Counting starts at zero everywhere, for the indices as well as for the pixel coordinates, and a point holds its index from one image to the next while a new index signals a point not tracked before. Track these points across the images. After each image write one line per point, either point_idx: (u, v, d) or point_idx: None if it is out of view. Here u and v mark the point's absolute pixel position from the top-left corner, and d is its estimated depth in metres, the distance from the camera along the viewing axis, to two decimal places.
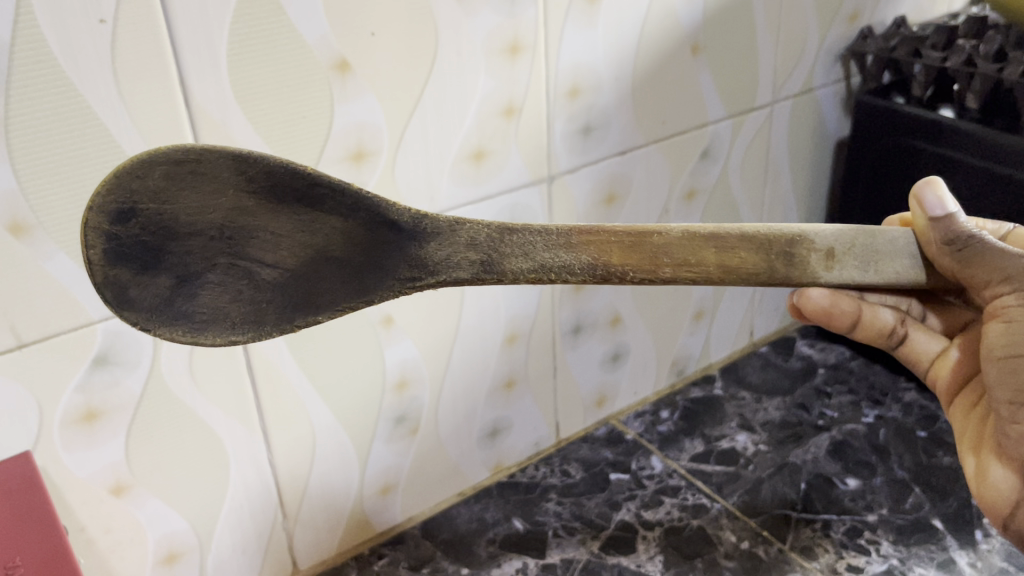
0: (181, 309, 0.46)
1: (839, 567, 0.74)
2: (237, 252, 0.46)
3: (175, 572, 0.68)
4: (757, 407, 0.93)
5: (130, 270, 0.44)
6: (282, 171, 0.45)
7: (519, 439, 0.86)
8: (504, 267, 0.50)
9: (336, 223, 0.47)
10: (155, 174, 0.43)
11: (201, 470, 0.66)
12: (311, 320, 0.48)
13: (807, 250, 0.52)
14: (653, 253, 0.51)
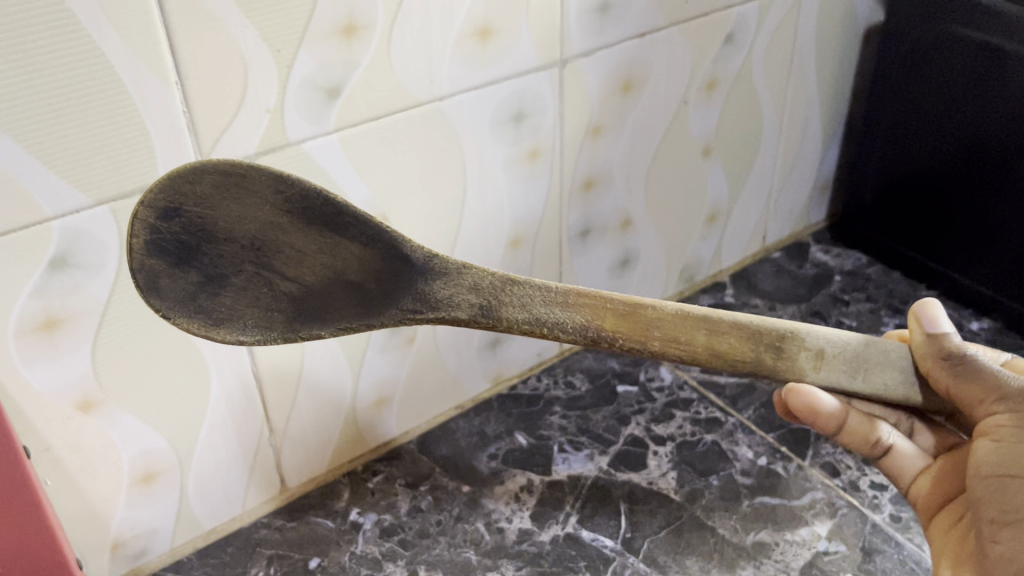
0: (204, 307, 0.45)
1: (863, 484, 0.70)
2: (263, 263, 0.45)
3: (153, 493, 0.63)
4: (771, 315, 0.88)
5: (165, 262, 0.44)
6: (317, 195, 0.46)
7: (521, 349, 0.80)
8: (500, 313, 0.47)
9: (358, 250, 0.47)
10: (204, 181, 0.44)
11: (180, 386, 0.60)
12: (314, 333, 0.46)
13: (798, 347, 0.48)
14: (645, 325, 0.47)
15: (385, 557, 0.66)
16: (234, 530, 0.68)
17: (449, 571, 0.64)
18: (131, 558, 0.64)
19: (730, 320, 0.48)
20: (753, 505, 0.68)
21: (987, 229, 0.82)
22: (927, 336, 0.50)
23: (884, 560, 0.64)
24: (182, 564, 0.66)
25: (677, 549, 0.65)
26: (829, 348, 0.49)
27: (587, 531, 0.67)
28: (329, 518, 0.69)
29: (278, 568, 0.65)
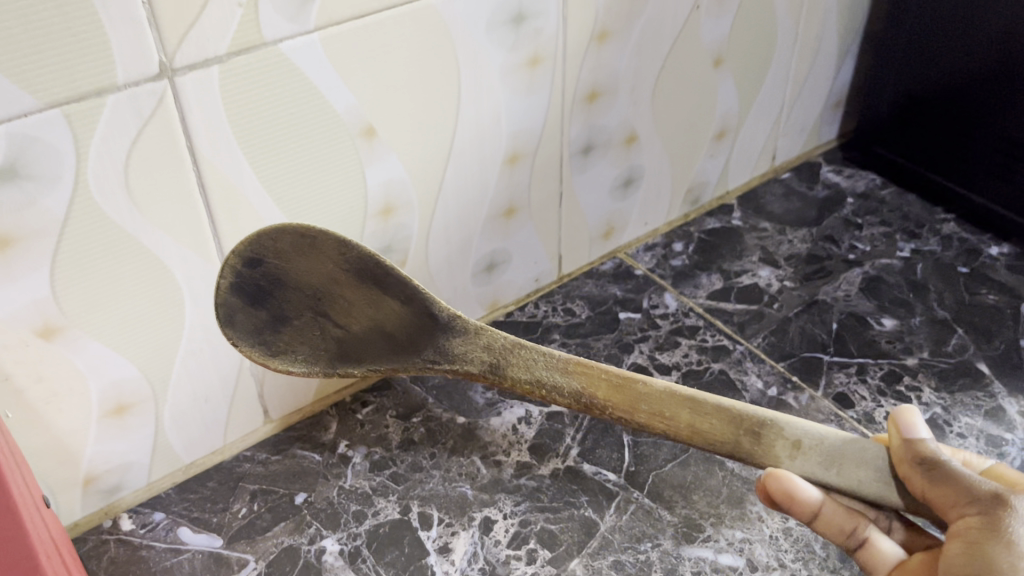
0: (267, 340, 0.53)
1: (878, 415, 0.66)
2: (321, 309, 0.54)
3: (127, 426, 0.58)
4: (780, 239, 0.83)
5: (241, 300, 0.53)
6: (371, 259, 0.55)
7: (518, 273, 0.75)
8: (507, 369, 0.53)
9: (396, 307, 0.55)
10: (283, 240, 0.53)
11: (152, 312, 0.55)
12: (350, 372, 0.55)
13: (774, 435, 0.48)
14: (634, 398, 0.50)
15: (375, 491, 0.62)
16: (215, 463, 0.64)
17: (444, 506, 0.61)
18: (105, 494, 0.60)
19: (712, 408, 0.49)
20: None
21: (1011, 143, 0.77)
22: (902, 441, 0.45)
23: None
24: (160, 499, 0.62)
25: (684, 483, 0.62)
26: (807, 438, 0.48)
27: (589, 465, 0.63)
28: (316, 451, 0.65)
29: (262, 503, 0.62)
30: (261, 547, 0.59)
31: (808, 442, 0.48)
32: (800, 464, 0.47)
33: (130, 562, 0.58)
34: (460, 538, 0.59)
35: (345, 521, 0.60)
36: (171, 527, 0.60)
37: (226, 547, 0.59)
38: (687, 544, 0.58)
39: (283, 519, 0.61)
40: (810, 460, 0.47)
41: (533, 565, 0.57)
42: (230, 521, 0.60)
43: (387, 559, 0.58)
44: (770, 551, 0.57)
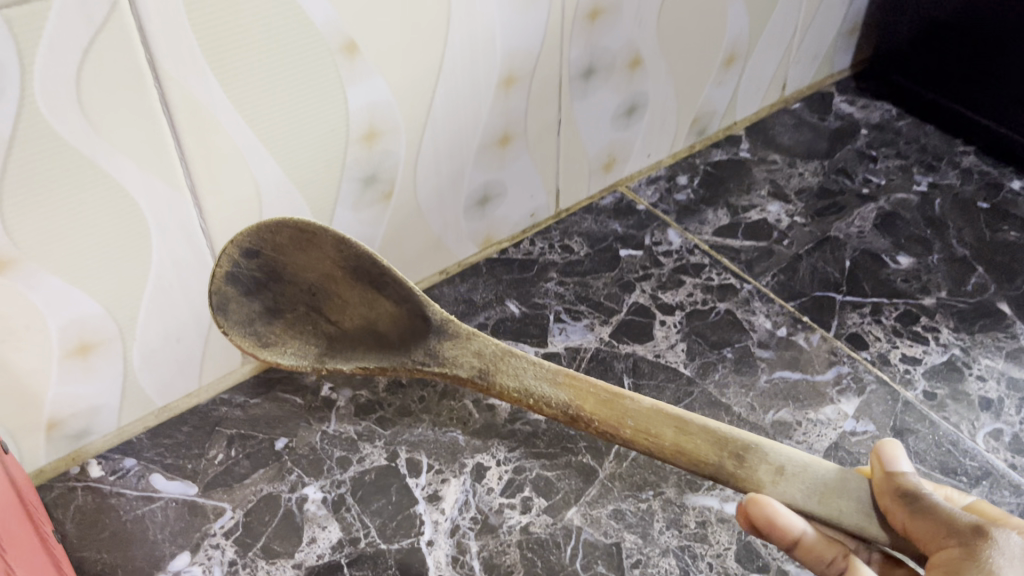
0: (259, 331, 0.50)
1: (893, 358, 0.63)
2: (315, 305, 0.51)
3: (92, 367, 0.54)
4: (790, 172, 0.79)
5: (236, 289, 0.50)
6: (369, 258, 0.51)
7: (513, 208, 0.71)
8: (495, 377, 0.49)
9: (391, 307, 0.52)
10: (281, 233, 0.50)
11: (115, 245, 0.51)
12: (337, 368, 0.51)
13: (758, 460, 0.43)
14: (622, 411, 0.46)
15: (361, 437, 0.59)
16: (190, 407, 0.60)
17: (434, 453, 0.57)
18: (72, 439, 0.56)
19: (699, 428, 0.44)
20: (771, 381, 0.61)
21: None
22: (883, 473, 0.42)
23: (917, 441, 0.58)
24: (131, 445, 0.58)
25: None
26: (790, 465, 0.43)
27: None
28: (298, 394, 0.61)
29: (240, 449, 0.58)
30: (239, 495, 0.55)
31: (791, 468, 0.43)
32: (784, 491, 0.43)
33: (99, 512, 0.55)
34: (450, 486, 0.56)
35: (328, 468, 0.57)
36: (142, 475, 0.56)
37: (201, 495, 0.55)
38: (691, 493, 0.55)
39: (263, 466, 0.57)
40: (795, 488, 0.43)
41: (528, 514, 0.54)
42: (206, 468, 0.57)
43: (373, 508, 0.54)
44: None
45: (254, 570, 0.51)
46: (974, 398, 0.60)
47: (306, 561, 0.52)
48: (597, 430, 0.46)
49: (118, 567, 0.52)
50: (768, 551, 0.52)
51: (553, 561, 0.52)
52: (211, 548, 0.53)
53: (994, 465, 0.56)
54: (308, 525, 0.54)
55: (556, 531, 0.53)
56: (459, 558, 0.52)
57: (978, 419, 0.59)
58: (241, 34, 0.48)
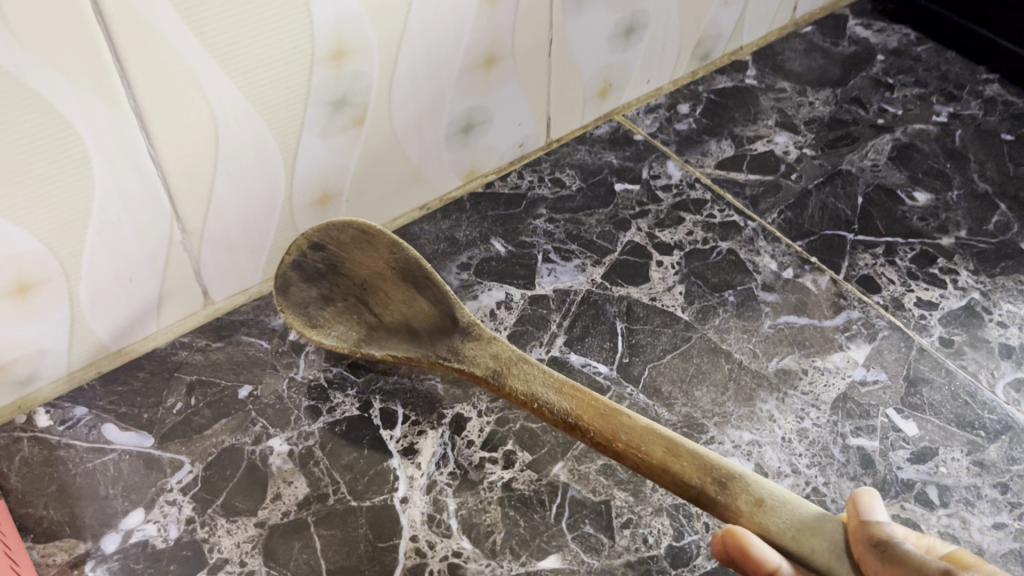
0: (311, 313, 0.52)
1: (907, 302, 0.58)
2: (363, 296, 0.53)
3: (33, 308, 0.49)
4: (800, 101, 0.73)
5: (299, 275, 0.53)
6: (418, 264, 0.53)
7: (500, 136, 0.65)
8: (508, 379, 0.48)
9: (427, 306, 0.52)
10: (345, 233, 0.54)
11: (50, 172, 0.45)
12: (371, 352, 0.51)
13: (741, 489, 0.43)
14: (618, 424, 0.45)
15: (331, 385, 0.54)
16: (146, 352, 0.56)
17: (410, 403, 0.53)
18: (16, 386, 0.51)
19: (689, 450, 0.44)
20: (776, 326, 0.57)
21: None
22: (857, 521, 0.41)
23: (932, 391, 0.53)
24: (82, 391, 0.54)
25: (685, 378, 0.54)
26: (770, 497, 0.42)
27: (577, 356, 0.55)
28: (263, 338, 0.57)
29: (200, 398, 0.53)
30: (198, 448, 0.51)
31: (771, 500, 0.42)
32: (760, 520, 0.42)
33: (46, 465, 0.50)
34: (427, 439, 0.51)
35: (296, 418, 0.52)
36: (94, 425, 0.52)
37: (157, 447, 0.51)
38: None
39: (225, 416, 0.53)
40: (772, 519, 0.42)
41: (511, 470, 0.50)
42: (163, 418, 0.52)
43: (343, 462, 0.50)
44: (781, 455, 0.50)
45: (214, 528, 0.48)
46: (994, 345, 0.56)
47: (270, 519, 0.48)
48: (591, 441, 0.46)
49: (66, 525, 0.48)
50: None
51: (538, 520, 0.48)
52: (168, 505, 0.49)
53: (1014, 417, 0.52)
54: (272, 480, 0.49)
55: (541, 488, 0.49)
56: (435, 517, 0.48)
57: (998, 368, 0.54)
58: (248, 7, 0.46)
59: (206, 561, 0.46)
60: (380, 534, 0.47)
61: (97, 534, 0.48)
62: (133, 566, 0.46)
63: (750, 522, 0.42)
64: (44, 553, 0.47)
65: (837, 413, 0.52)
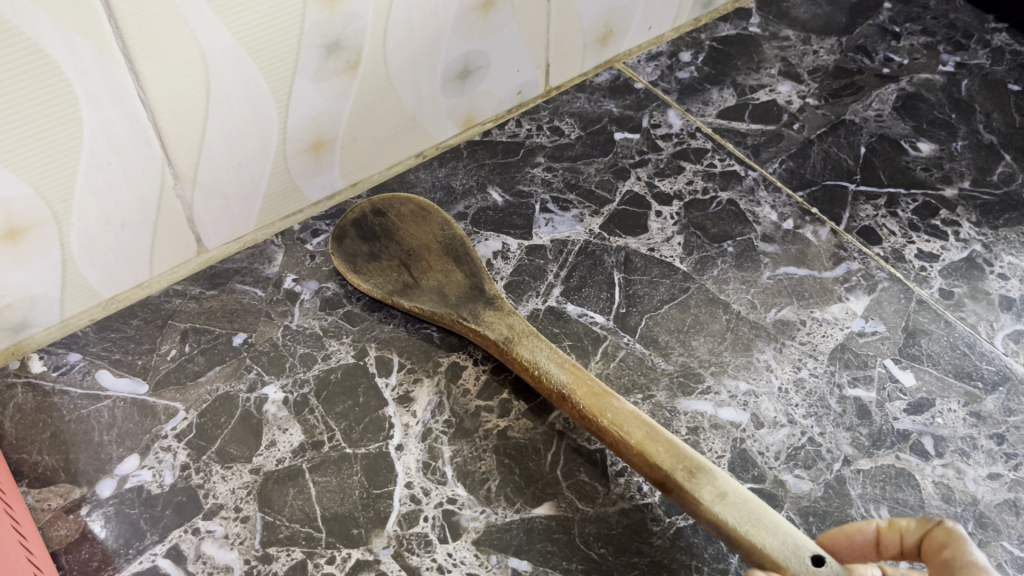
0: (355, 262, 0.55)
1: (908, 254, 0.58)
2: (407, 261, 0.54)
3: (24, 255, 0.48)
4: (804, 49, 0.72)
5: (355, 236, 0.56)
6: (464, 245, 0.55)
7: (497, 81, 0.64)
8: (517, 347, 0.50)
9: (461, 278, 0.54)
10: (404, 206, 0.57)
11: (36, 112, 0.44)
12: (400, 302, 0.53)
13: (705, 482, 0.42)
14: (605, 404, 0.46)
15: (326, 333, 0.54)
16: (139, 299, 0.55)
17: (406, 351, 0.53)
18: (9, 331, 0.51)
19: (669, 440, 0.44)
20: (775, 277, 0.56)
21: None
22: None
23: (931, 343, 0.53)
24: (75, 338, 0.53)
25: (681, 328, 0.54)
26: (734, 494, 0.42)
27: (574, 306, 0.55)
28: (258, 286, 0.56)
29: (194, 345, 0.53)
30: (193, 394, 0.51)
31: (734, 497, 0.42)
32: (716, 512, 0.41)
33: (40, 411, 0.50)
34: (422, 388, 0.51)
35: (291, 366, 0.52)
36: (88, 371, 0.52)
37: (152, 394, 0.51)
38: (682, 398, 0.50)
39: (219, 363, 0.52)
40: (729, 515, 0.41)
41: (506, 419, 0.50)
42: (157, 365, 0.52)
43: (338, 410, 0.50)
44: (777, 405, 0.50)
45: (209, 474, 0.48)
46: (995, 297, 0.55)
47: (265, 466, 0.48)
48: (577, 415, 0.47)
49: (61, 471, 0.48)
50: (764, 460, 0.48)
51: (533, 468, 0.48)
52: (162, 451, 0.49)
53: (1013, 369, 0.52)
54: (267, 427, 0.49)
55: (536, 436, 0.49)
56: (430, 464, 0.48)
57: (997, 320, 0.54)
58: None
59: (201, 507, 0.46)
60: (374, 481, 0.47)
61: (92, 480, 0.48)
62: (128, 511, 0.46)
63: (706, 512, 0.42)
64: (40, 498, 0.47)
65: (834, 363, 0.52)
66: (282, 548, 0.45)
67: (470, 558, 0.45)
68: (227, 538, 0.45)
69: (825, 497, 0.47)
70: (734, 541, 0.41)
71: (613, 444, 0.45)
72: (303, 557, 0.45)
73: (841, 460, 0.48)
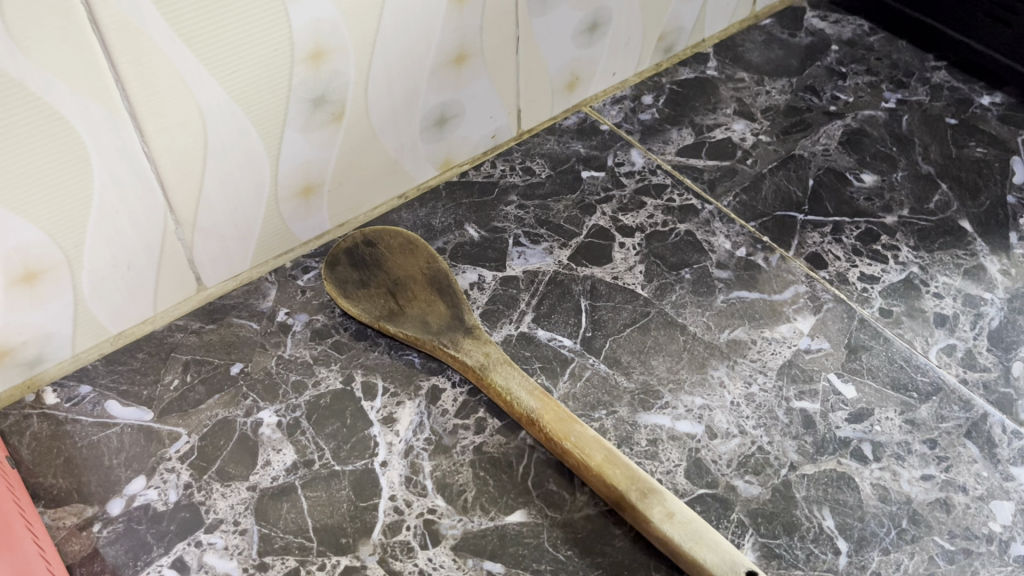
0: (347, 288, 0.60)
1: (851, 277, 0.63)
2: (394, 290, 0.60)
3: (40, 295, 0.53)
4: (757, 90, 0.77)
5: (347, 265, 0.61)
6: (448, 279, 0.60)
7: (473, 128, 0.69)
8: (491, 373, 0.55)
9: (443, 308, 0.59)
10: (394, 239, 0.61)
11: (53, 168, 0.50)
12: (387, 326, 0.58)
13: (655, 502, 0.48)
14: (568, 427, 0.51)
15: (317, 361, 0.58)
16: (144, 334, 0.60)
17: (389, 376, 0.57)
18: (26, 366, 0.56)
19: (626, 463, 0.50)
20: (728, 301, 0.61)
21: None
22: None
23: (871, 358, 0.58)
24: (85, 371, 0.58)
25: (643, 349, 0.58)
26: (680, 514, 0.48)
27: (543, 331, 0.60)
28: (253, 319, 0.61)
29: (195, 375, 0.58)
30: (194, 420, 0.55)
31: (681, 517, 0.48)
32: (665, 529, 0.48)
33: (54, 439, 0.55)
34: (405, 409, 0.56)
35: (284, 392, 0.57)
36: (97, 401, 0.57)
37: (156, 420, 0.56)
38: (643, 412, 0.55)
39: (218, 391, 0.57)
40: (676, 533, 0.47)
41: (481, 434, 0.54)
42: (161, 394, 0.57)
43: (328, 432, 0.55)
44: (729, 417, 0.55)
45: (209, 492, 0.52)
46: (930, 315, 0.60)
47: (261, 483, 0.52)
48: (544, 437, 0.52)
49: (74, 492, 0.52)
50: (717, 467, 0.52)
51: (506, 479, 0.52)
52: (167, 472, 0.53)
53: (945, 379, 0.56)
54: (263, 448, 0.54)
55: (509, 450, 0.53)
56: (412, 479, 0.52)
57: (932, 336, 0.59)
58: (245, 34, 0.52)
59: (203, 522, 0.51)
60: (361, 494, 0.52)
61: (102, 499, 0.52)
62: (136, 527, 0.51)
63: (657, 529, 0.48)
64: (55, 517, 0.51)
65: (782, 378, 0.57)
66: (277, 557, 0.49)
67: (449, 562, 0.49)
68: (227, 549, 0.50)
69: (772, 500, 0.51)
70: (679, 556, 0.47)
71: (576, 464, 0.51)
72: (296, 565, 0.49)
73: (788, 466, 0.52)
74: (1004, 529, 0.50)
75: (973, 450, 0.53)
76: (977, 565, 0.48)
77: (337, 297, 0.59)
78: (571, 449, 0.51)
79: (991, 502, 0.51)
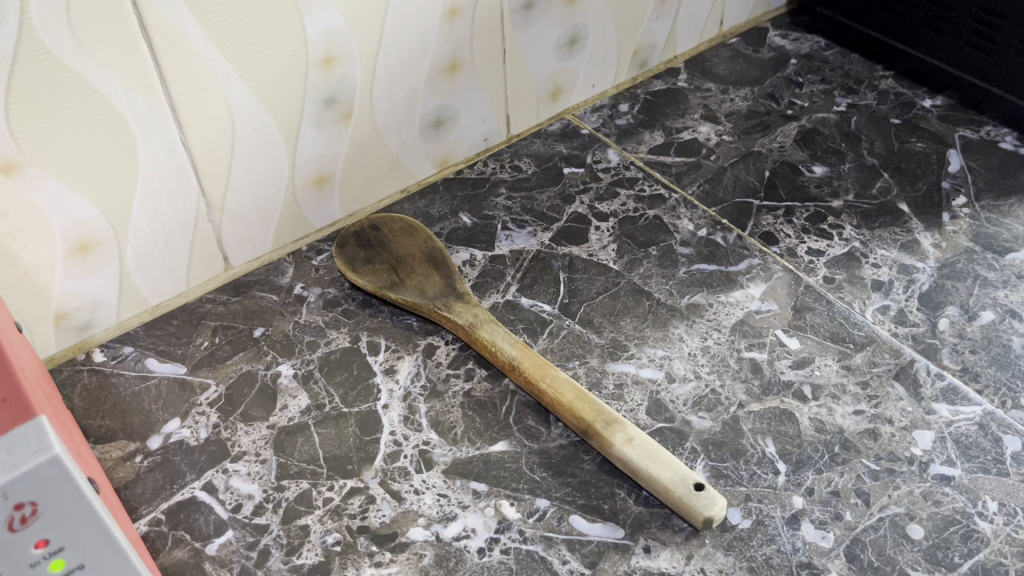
0: (354, 264, 0.68)
1: (800, 251, 0.71)
2: (396, 265, 0.68)
3: (92, 266, 0.62)
4: (722, 98, 0.86)
5: (354, 245, 0.70)
6: (442, 256, 0.68)
7: (466, 130, 0.78)
8: (479, 330, 0.63)
9: (437, 279, 0.67)
10: (396, 223, 0.70)
11: (107, 154, 0.59)
12: (389, 294, 0.66)
13: (615, 430, 0.56)
14: (544, 371, 0.59)
15: (328, 325, 0.67)
16: (178, 306, 0.69)
17: (391, 336, 0.66)
18: (77, 330, 0.64)
19: (594, 399, 0.57)
20: (689, 272, 0.69)
21: (987, 26, 0.79)
22: None
23: (814, 316, 0.66)
24: (128, 336, 0.67)
25: (613, 311, 0.67)
26: (639, 439, 0.55)
27: (526, 298, 0.68)
28: (273, 292, 0.70)
29: (223, 337, 0.66)
30: (222, 373, 0.64)
31: (639, 441, 0.55)
32: (624, 451, 0.55)
33: (101, 389, 0.63)
34: (404, 362, 0.64)
35: (299, 350, 0.65)
36: (139, 358, 0.65)
37: (189, 373, 0.64)
38: (611, 362, 0.63)
39: (242, 349, 0.66)
40: (634, 453, 0.55)
41: (470, 382, 0.62)
42: (193, 352, 0.65)
43: (337, 381, 0.63)
44: (687, 365, 0.63)
45: (234, 430, 0.60)
46: (868, 281, 0.68)
47: (279, 422, 0.60)
48: (523, 380, 0.60)
49: (119, 431, 0.61)
50: (675, 406, 0.60)
51: (491, 417, 0.60)
52: (198, 414, 0.61)
53: (878, 333, 0.64)
54: (281, 394, 0.62)
55: (494, 394, 0.62)
56: (409, 418, 0.60)
57: (869, 298, 0.67)
58: (266, 41, 0.61)
59: (229, 453, 0.59)
60: (365, 430, 0.60)
61: (144, 436, 0.60)
62: (172, 458, 0.59)
63: (617, 452, 0.55)
64: (104, 450, 0.60)
65: (734, 334, 0.65)
66: (292, 480, 0.57)
67: (441, 483, 0.57)
68: (249, 474, 0.58)
69: (722, 431, 0.59)
70: (638, 474, 0.54)
71: (551, 401, 0.58)
72: (309, 486, 0.57)
73: (736, 404, 0.60)
74: (925, 453, 0.57)
75: (900, 390, 0.61)
76: (899, 481, 0.56)
77: (344, 270, 0.68)
78: (547, 389, 0.59)
79: (914, 432, 0.58)
